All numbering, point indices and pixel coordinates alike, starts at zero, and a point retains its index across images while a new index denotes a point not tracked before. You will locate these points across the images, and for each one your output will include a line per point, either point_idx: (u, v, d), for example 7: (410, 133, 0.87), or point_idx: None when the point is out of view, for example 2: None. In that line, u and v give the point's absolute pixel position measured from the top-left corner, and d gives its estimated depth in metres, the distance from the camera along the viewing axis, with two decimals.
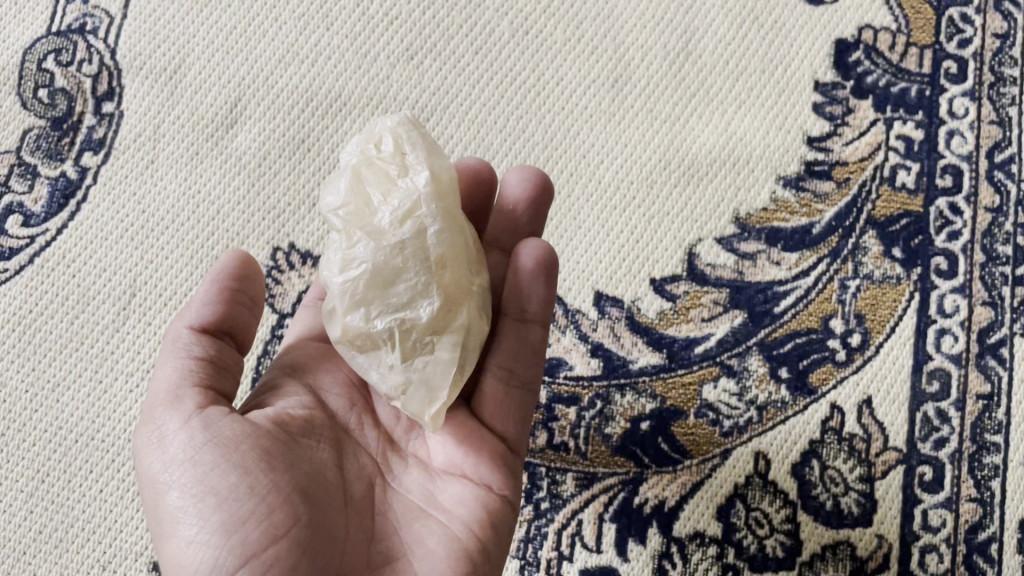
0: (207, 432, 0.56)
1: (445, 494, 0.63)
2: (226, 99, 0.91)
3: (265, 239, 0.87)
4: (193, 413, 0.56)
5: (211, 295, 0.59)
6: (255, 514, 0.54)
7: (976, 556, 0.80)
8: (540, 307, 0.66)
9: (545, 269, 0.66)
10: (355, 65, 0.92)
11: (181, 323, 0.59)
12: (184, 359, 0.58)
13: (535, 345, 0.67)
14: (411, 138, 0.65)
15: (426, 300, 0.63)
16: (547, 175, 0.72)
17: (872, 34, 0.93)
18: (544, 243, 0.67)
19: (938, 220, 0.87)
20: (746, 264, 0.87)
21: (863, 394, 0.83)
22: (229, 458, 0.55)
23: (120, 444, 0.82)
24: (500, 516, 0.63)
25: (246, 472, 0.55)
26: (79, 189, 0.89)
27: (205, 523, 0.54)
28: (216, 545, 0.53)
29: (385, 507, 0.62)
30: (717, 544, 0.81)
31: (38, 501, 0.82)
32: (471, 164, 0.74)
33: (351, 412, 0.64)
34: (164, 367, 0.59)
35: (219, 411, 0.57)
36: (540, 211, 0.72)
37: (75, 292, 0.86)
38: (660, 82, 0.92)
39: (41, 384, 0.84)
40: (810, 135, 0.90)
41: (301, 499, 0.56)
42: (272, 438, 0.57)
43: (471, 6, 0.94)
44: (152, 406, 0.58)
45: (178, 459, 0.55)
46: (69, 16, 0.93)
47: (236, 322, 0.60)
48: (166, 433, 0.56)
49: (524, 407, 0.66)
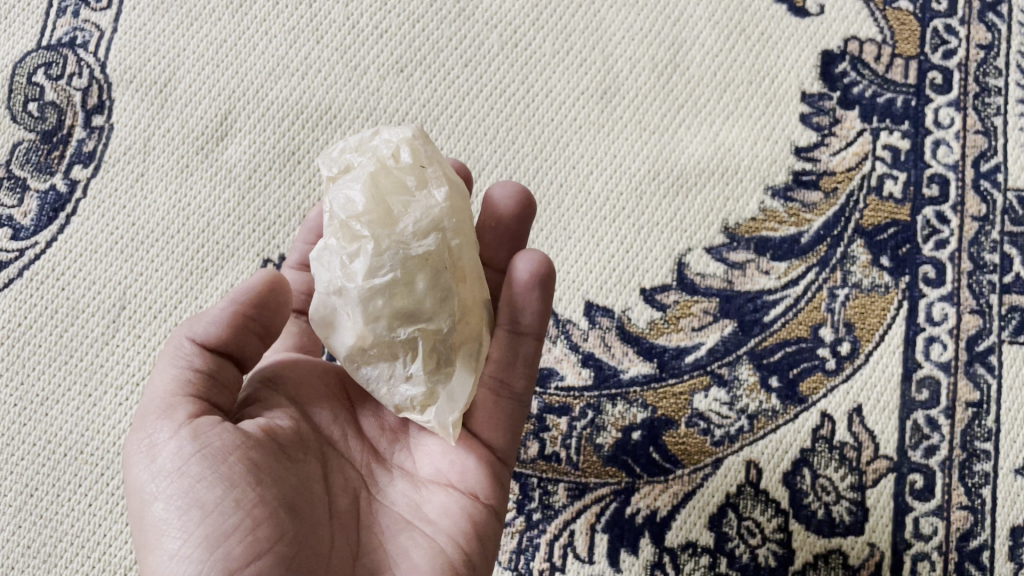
0: (196, 442, 0.55)
1: (430, 505, 0.63)
2: (216, 112, 0.92)
3: (255, 251, 0.87)
4: (184, 422, 0.56)
5: (222, 318, 0.58)
6: (240, 529, 0.53)
7: (968, 563, 0.80)
8: (534, 321, 0.65)
9: (541, 280, 0.65)
10: (345, 78, 0.93)
11: (184, 332, 0.59)
12: (184, 369, 0.58)
13: (528, 358, 0.66)
14: (427, 152, 0.64)
15: (448, 312, 0.62)
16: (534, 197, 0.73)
17: (858, 45, 0.93)
18: (544, 255, 0.66)
19: (926, 229, 0.88)
20: (735, 273, 0.87)
21: (853, 402, 0.84)
22: (217, 470, 0.54)
23: (109, 458, 0.82)
24: (486, 526, 0.64)
25: (233, 485, 0.54)
26: (69, 203, 0.89)
27: (189, 536, 0.53)
28: (199, 560, 0.53)
29: (371, 520, 0.61)
30: (709, 554, 0.81)
31: (26, 516, 0.81)
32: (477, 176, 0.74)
33: (336, 425, 0.63)
34: (162, 373, 0.58)
35: (210, 421, 0.56)
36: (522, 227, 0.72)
37: (64, 305, 0.86)
38: (649, 94, 0.93)
39: (30, 398, 0.84)
40: (798, 145, 0.91)
41: (287, 513, 0.56)
42: (262, 450, 0.57)
43: (461, 20, 0.95)
44: (146, 413, 0.57)
45: (166, 470, 0.55)
46: (60, 30, 0.94)
47: (242, 347, 0.60)
48: (156, 443, 0.55)
49: (516, 418, 0.66)
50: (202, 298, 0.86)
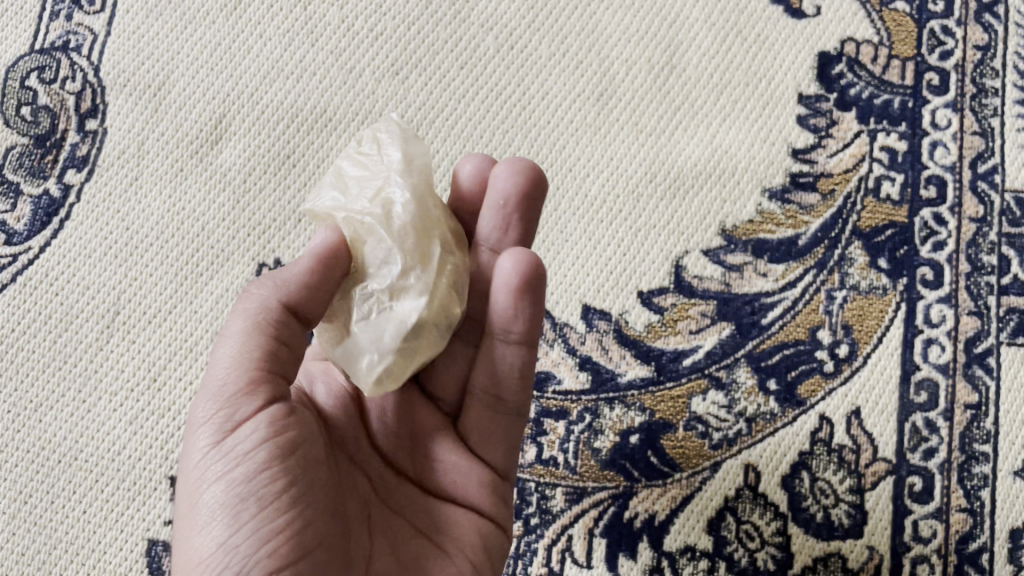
0: (271, 431, 0.54)
1: (440, 517, 0.62)
2: (211, 116, 0.91)
3: (250, 255, 0.86)
4: (264, 406, 0.54)
5: (311, 280, 0.57)
6: (292, 527, 0.53)
7: (968, 566, 0.80)
8: (524, 328, 0.62)
9: (526, 280, 0.61)
10: (340, 81, 0.92)
11: (272, 293, 0.56)
12: (267, 338, 0.56)
13: (521, 371, 0.63)
14: (389, 127, 0.64)
15: (384, 267, 0.60)
16: (541, 169, 0.66)
17: (855, 47, 0.93)
18: (530, 252, 0.62)
19: (923, 230, 0.87)
20: (733, 276, 0.87)
21: (851, 405, 0.83)
22: (283, 463, 0.53)
23: (103, 465, 0.81)
24: (492, 539, 0.64)
25: (293, 483, 0.53)
26: (62, 208, 0.88)
27: (240, 529, 0.52)
28: (246, 555, 0.52)
29: (382, 525, 0.60)
30: (707, 558, 0.80)
31: (20, 523, 0.81)
32: (485, 178, 0.68)
33: (348, 428, 0.62)
34: (235, 342, 0.55)
35: (285, 409, 0.55)
36: (532, 214, 0.66)
37: (58, 310, 0.86)
38: (645, 96, 0.92)
39: (23, 404, 0.83)
40: (795, 147, 0.91)
41: (328, 517, 0.56)
42: (316, 449, 0.56)
43: (456, 22, 0.94)
44: (221, 385, 0.54)
45: (236, 452, 0.53)
46: (53, 33, 0.93)
47: (315, 313, 0.58)
48: (232, 422, 0.54)
49: (515, 434, 0.65)
50: (197, 302, 0.85)
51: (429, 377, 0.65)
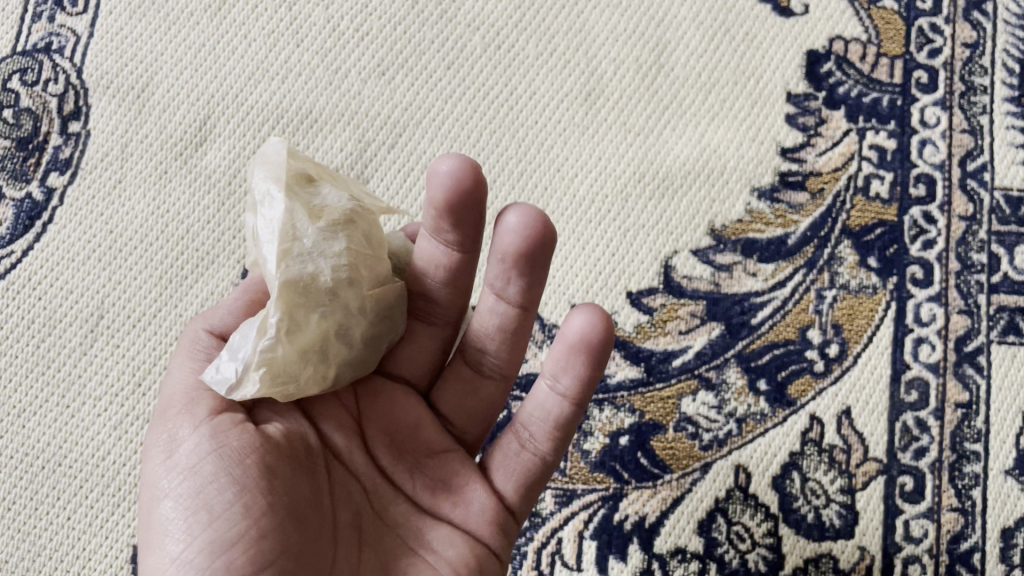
0: (214, 441, 0.53)
1: (433, 533, 0.60)
2: (195, 117, 0.90)
3: (236, 258, 0.86)
4: (205, 419, 0.54)
5: (236, 307, 0.61)
6: (246, 538, 0.52)
7: (959, 566, 0.80)
8: (575, 385, 0.61)
9: (591, 348, 0.60)
10: (326, 82, 0.92)
11: (199, 324, 0.60)
12: (201, 360, 0.58)
13: (556, 420, 0.62)
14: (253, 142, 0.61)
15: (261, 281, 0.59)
16: (552, 224, 0.60)
17: (843, 45, 0.93)
18: (601, 314, 0.61)
19: (913, 229, 0.87)
20: (722, 276, 0.87)
21: (842, 405, 0.83)
22: (231, 472, 0.53)
23: (88, 470, 0.80)
24: (488, 562, 0.61)
25: (243, 491, 0.52)
26: (46, 211, 0.88)
27: (192, 541, 0.52)
28: (200, 566, 0.51)
29: (374, 536, 0.59)
30: (698, 560, 0.80)
31: (4, 530, 0.80)
32: (459, 187, 0.59)
33: (346, 436, 0.60)
34: (178, 368, 0.58)
35: (232, 420, 0.55)
36: (538, 268, 0.61)
37: (42, 314, 0.85)
38: (633, 95, 0.92)
39: (7, 410, 0.82)
40: (783, 146, 0.90)
41: (293, 527, 0.54)
42: (278, 455, 0.55)
43: (443, 22, 0.94)
44: (167, 406, 0.56)
45: (183, 467, 0.53)
46: (35, 35, 0.92)
47: None
48: (176, 438, 0.54)
49: (537, 476, 0.63)
50: (181, 306, 0.84)
51: (438, 398, 0.64)
